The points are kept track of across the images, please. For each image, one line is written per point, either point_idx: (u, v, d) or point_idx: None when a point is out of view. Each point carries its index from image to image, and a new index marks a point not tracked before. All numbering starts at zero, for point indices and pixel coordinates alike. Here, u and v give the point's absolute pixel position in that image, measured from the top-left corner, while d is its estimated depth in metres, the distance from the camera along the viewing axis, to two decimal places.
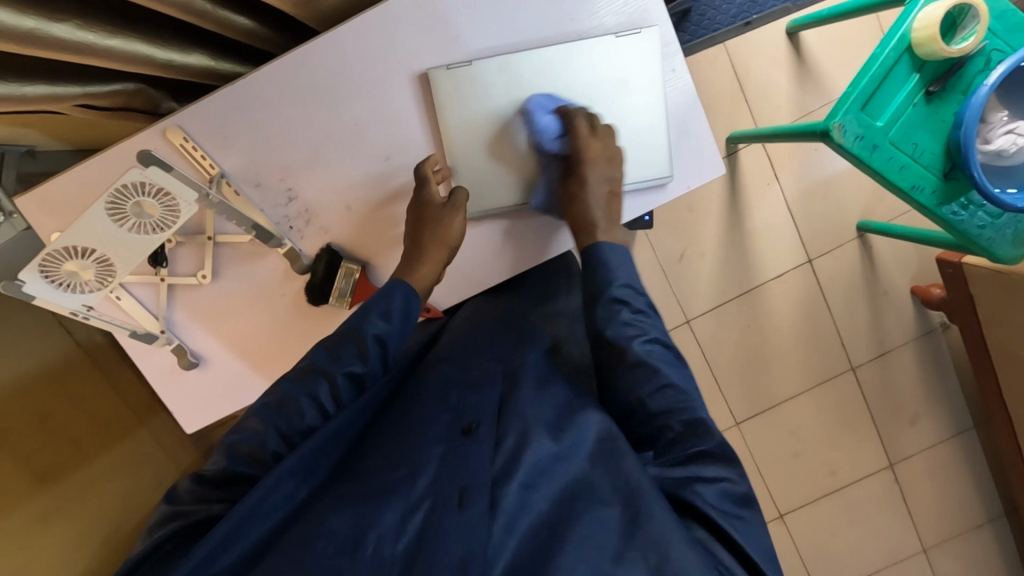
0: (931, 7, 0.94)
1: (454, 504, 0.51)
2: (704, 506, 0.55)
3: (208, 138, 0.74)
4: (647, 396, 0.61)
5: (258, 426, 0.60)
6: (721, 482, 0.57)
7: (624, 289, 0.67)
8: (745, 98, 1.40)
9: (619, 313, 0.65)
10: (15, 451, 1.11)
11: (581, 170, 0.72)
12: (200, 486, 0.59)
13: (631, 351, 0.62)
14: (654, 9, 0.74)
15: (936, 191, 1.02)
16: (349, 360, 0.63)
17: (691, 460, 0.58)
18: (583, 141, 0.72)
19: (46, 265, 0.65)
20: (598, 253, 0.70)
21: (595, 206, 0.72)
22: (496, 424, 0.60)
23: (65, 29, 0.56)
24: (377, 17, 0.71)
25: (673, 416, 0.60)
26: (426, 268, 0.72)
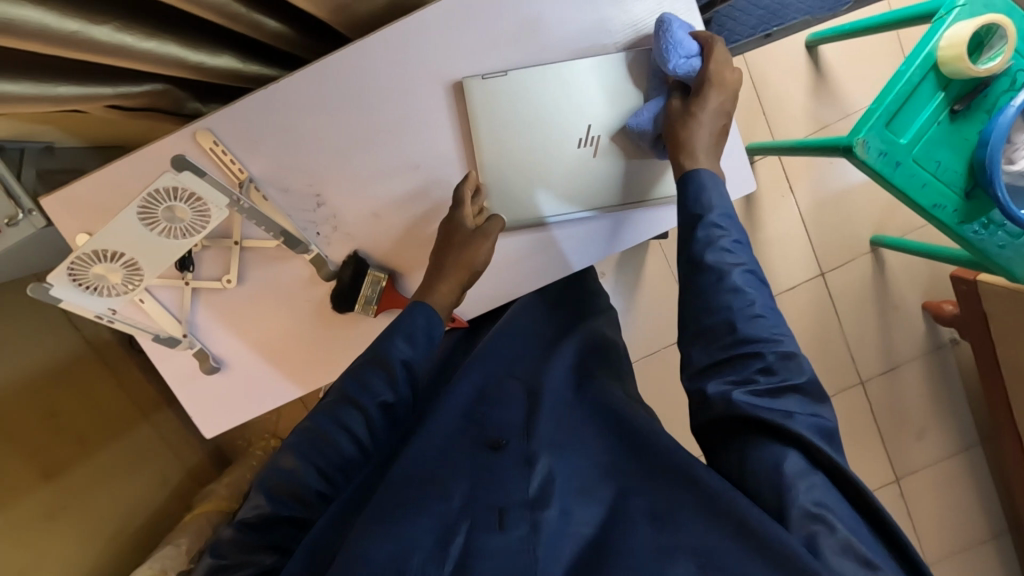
0: (960, 26, 0.93)
1: (496, 524, 0.51)
2: (805, 433, 0.54)
3: (237, 142, 0.73)
4: (742, 325, 0.58)
5: (295, 464, 0.59)
6: (812, 415, 0.57)
7: (723, 216, 0.64)
8: (761, 109, 1.40)
9: (718, 238, 0.63)
10: (21, 447, 1.11)
11: (703, 94, 0.69)
12: (241, 532, 0.57)
13: (730, 277, 0.60)
14: (690, 23, 0.74)
15: (958, 210, 1.01)
16: (379, 390, 0.62)
17: (782, 391, 0.57)
18: (715, 68, 0.69)
19: (74, 268, 0.64)
20: (698, 179, 0.66)
21: (704, 135, 0.68)
22: (527, 439, 0.59)
23: (105, 32, 0.55)
24: (412, 24, 0.71)
25: (770, 347, 0.58)
26: (445, 285, 0.71)
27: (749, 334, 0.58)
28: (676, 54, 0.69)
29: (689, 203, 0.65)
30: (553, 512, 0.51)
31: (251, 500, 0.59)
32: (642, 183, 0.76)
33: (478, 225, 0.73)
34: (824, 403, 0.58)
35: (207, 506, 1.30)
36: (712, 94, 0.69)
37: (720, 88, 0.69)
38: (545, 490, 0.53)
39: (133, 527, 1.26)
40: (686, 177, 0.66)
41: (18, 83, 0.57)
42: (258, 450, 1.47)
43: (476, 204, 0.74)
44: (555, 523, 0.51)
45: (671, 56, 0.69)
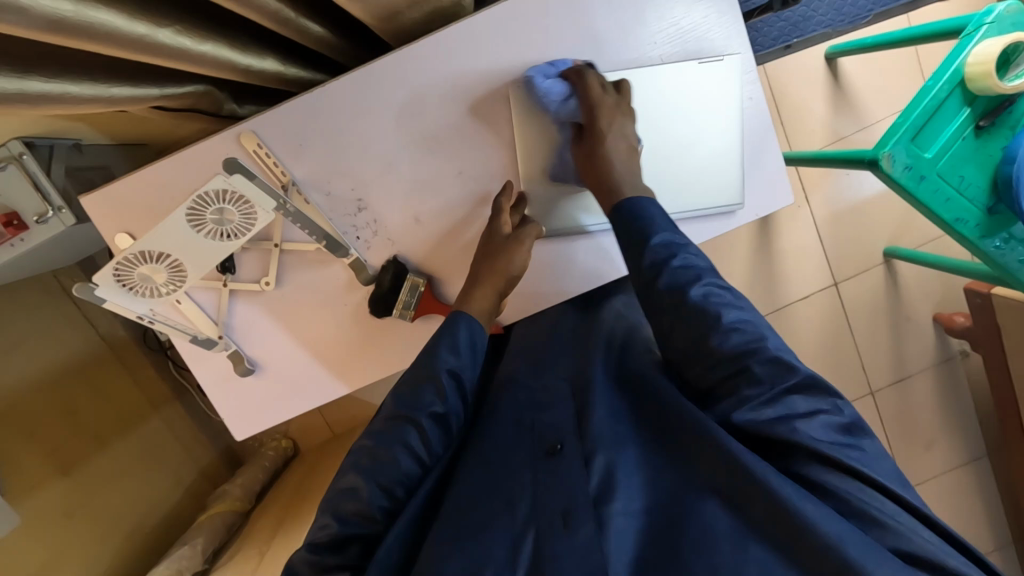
0: (988, 43, 0.94)
1: (562, 526, 0.52)
2: (811, 441, 0.51)
3: (281, 146, 0.73)
4: (716, 341, 0.57)
5: (358, 484, 0.59)
6: (819, 413, 0.53)
7: (668, 238, 0.63)
8: (780, 121, 1.41)
9: (670, 261, 0.61)
10: (42, 443, 1.10)
11: (597, 127, 0.69)
12: (318, 554, 0.56)
13: (686, 299, 0.59)
14: (735, 37, 0.74)
15: (980, 225, 1.02)
16: (429, 401, 0.63)
17: (780, 397, 0.54)
18: (596, 99, 0.69)
19: (120, 269, 0.65)
20: (635, 207, 0.66)
21: None
22: (582, 440, 0.59)
23: (168, 35, 0.55)
24: (461, 32, 0.71)
25: (752, 357, 0.55)
26: (479, 293, 0.72)
27: (724, 350, 0.56)
28: (551, 101, 0.71)
29: (632, 232, 0.65)
30: (617, 509, 0.53)
31: (318, 522, 0.59)
32: (684, 194, 0.77)
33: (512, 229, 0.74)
34: (832, 397, 0.54)
35: (222, 506, 1.30)
36: (606, 126, 0.69)
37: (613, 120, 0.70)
38: (607, 487, 0.54)
39: (146, 527, 1.24)
40: (622, 207, 0.66)
41: (78, 84, 0.57)
42: (270, 450, 1.46)
43: (514, 215, 0.75)
44: (619, 522, 0.52)
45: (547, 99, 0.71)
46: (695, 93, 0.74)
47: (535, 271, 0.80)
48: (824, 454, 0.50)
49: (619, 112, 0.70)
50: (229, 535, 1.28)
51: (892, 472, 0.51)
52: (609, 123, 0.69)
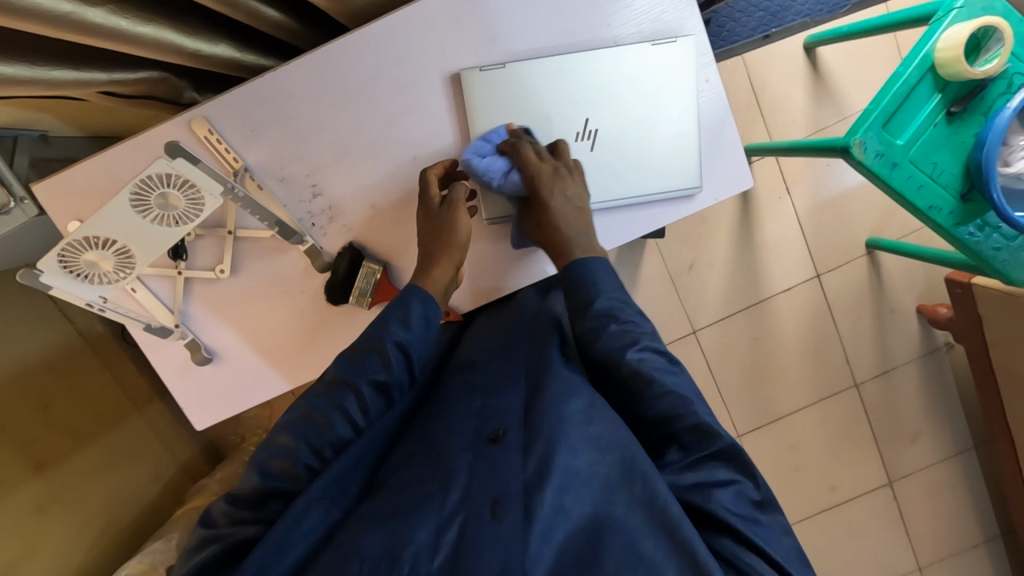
0: (957, 28, 0.88)
1: (488, 515, 0.53)
2: (719, 510, 0.57)
3: (233, 131, 0.73)
4: (647, 405, 0.63)
5: (288, 441, 0.61)
6: (734, 484, 0.59)
7: (608, 304, 0.67)
8: (760, 110, 1.36)
9: (608, 326, 0.66)
10: (13, 438, 1.09)
11: (539, 195, 0.71)
12: (234, 506, 0.60)
13: (624, 361, 0.64)
14: (690, 19, 0.75)
15: (954, 212, 0.95)
16: (372, 369, 0.65)
17: (700, 463, 0.60)
18: (531, 167, 0.71)
19: (66, 256, 0.64)
20: (585, 267, 0.69)
21: (569, 222, 0.71)
22: (525, 431, 0.61)
23: (101, 14, 0.55)
24: (413, 15, 0.71)
25: (676, 421, 0.61)
26: (439, 271, 0.72)
27: (654, 413, 0.62)
28: (491, 175, 0.72)
29: (581, 291, 0.69)
30: (546, 499, 0.54)
31: (245, 475, 0.62)
32: (644, 177, 0.76)
33: (443, 199, 0.73)
34: (747, 469, 0.60)
35: (198, 501, 1.28)
36: (545, 191, 0.70)
37: (544, 185, 0.71)
38: (540, 473, 0.56)
39: (122, 523, 1.24)
40: (573, 267, 0.70)
41: (13, 65, 0.57)
42: (251, 446, 1.45)
43: (444, 180, 0.74)
44: (548, 512, 0.54)
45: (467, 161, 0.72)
46: (653, 77, 0.75)
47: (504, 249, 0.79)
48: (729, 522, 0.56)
49: (559, 178, 0.71)
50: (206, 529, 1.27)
51: (789, 550, 0.57)
52: (550, 190, 0.70)
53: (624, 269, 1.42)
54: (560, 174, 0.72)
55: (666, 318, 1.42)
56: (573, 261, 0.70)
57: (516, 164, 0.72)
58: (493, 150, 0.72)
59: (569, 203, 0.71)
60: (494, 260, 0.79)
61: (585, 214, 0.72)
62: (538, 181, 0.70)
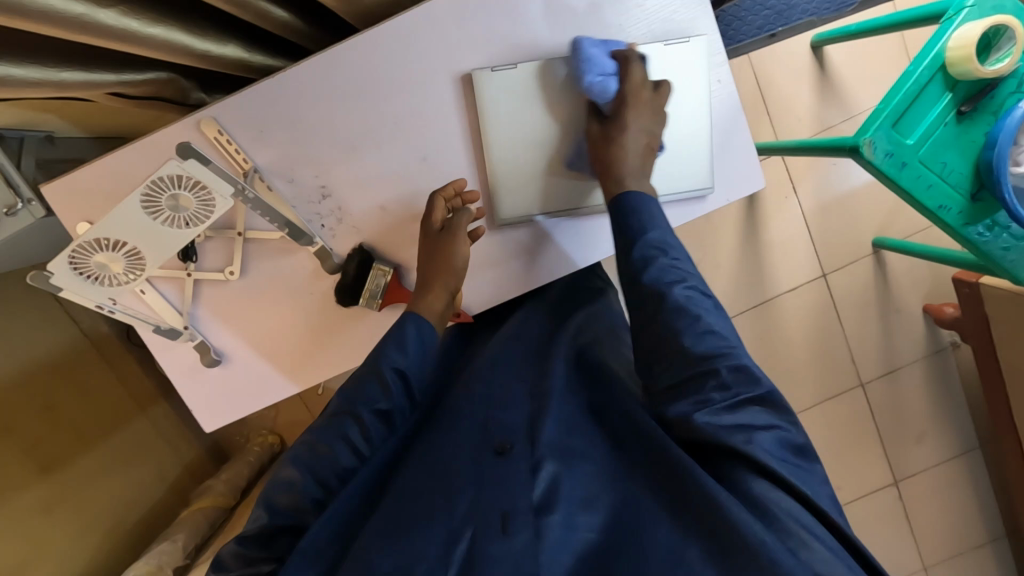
0: (968, 26, 0.87)
1: (498, 528, 0.54)
2: (761, 452, 0.53)
3: (242, 132, 0.73)
4: (688, 341, 0.58)
5: (294, 475, 0.62)
6: (774, 429, 0.56)
7: (661, 237, 0.66)
8: (766, 109, 1.35)
9: (657, 259, 0.64)
10: (18, 441, 1.08)
11: (622, 114, 0.70)
12: (244, 547, 0.60)
13: (669, 295, 0.61)
14: (702, 18, 0.74)
15: (963, 212, 0.94)
16: (373, 397, 0.65)
17: (739, 406, 0.56)
18: (633, 88, 0.70)
19: (76, 258, 0.64)
20: (627, 201, 0.68)
21: (630, 153, 0.70)
22: (531, 445, 0.61)
23: (110, 16, 0.55)
24: (424, 15, 0.71)
25: (720, 360, 0.57)
26: (433, 297, 0.72)
27: (696, 350, 0.58)
28: (590, 71, 0.70)
29: (628, 227, 0.67)
30: (556, 520, 0.54)
31: (253, 513, 0.63)
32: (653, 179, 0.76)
33: (445, 223, 0.73)
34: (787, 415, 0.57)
35: (205, 503, 1.28)
36: (631, 116, 0.70)
37: (639, 110, 0.70)
38: (549, 496, 0.56)
39: (127, 524, 1.23)
40: (625, 198, 0.68)
41: (21, 66, 0.57)
42: (255, 446, 1.43)
43: (450, 203, 0.74)
44: (557, 532, 0.54)
45: (586, 74, 0.70)
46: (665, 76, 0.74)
47: (511, 266, 0.79)
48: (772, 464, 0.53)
49: (646, 111, 0.71)
50: (213, 530, 1.27)
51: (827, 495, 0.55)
52: (635, 118, 0.70)
53: None
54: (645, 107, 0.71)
55: None
56: (622, 194, 0.69)
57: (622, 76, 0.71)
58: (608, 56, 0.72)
59: (639, 136, 0.70)
60: (503, 276, 0.79)
61: (637, 151, 0.70)
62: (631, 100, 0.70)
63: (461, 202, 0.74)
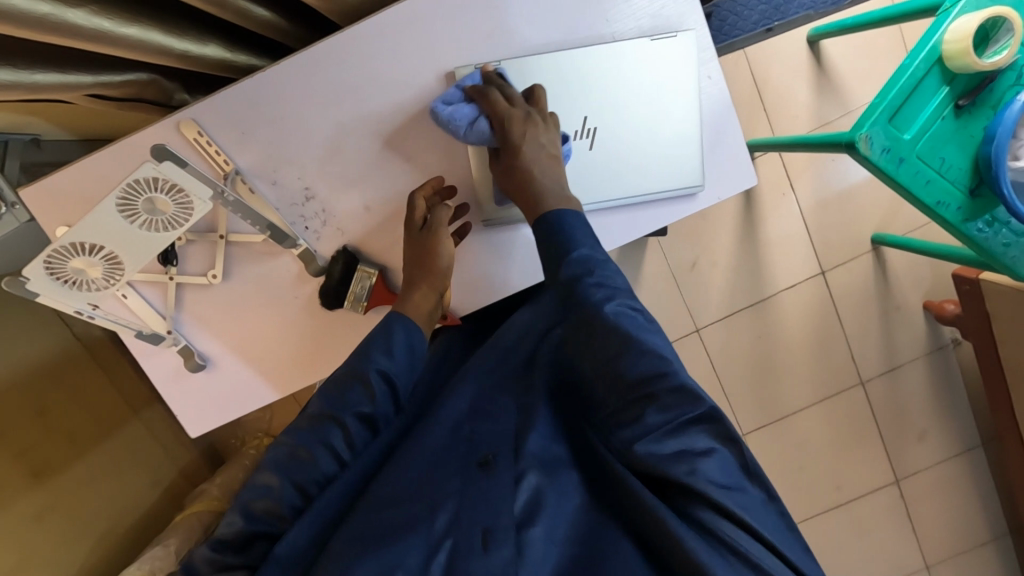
0: (965, 19, 0.85)
1: (479, 545, 0.54)
2: (702, 483, 0.51)
3: (223, 134, 0.72)
4: (626, 368, 0.56)
5: (272, 480, 0.60)
6: (717, 453, 0.53)
7: (588, 255, 0.62)
8: (763, 105, 1.33)
9: (587, 277, 0.60)
10: (11, 446, 1.07)
11: (511, 141, 0.67)
12: (219, 551, 0.58)
13: (598, 317, 0.58)
14: (690, 13, 0.73)
15: (962, 208, 0.93)
16: (357, 402, 0.64)
17: (681, 430, 0.54)
18: (503, 115, 0.67)
19: (52, 262, 0.63)
20: (560, 218, 0.64)
21: (541, 173, 0.67)
22: (514, 456, 0.59)
23: (82, 15, 0.53)
24: (405, 12, 0.70)
25: (657, 384, 0.54)
26: (421, 298, 0.72)
27: (631, 375, 0.55)
28: (461, 126, 0.68)
29: (555, 244, 0.63)
30: (536, 533, 0.53)
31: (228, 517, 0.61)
32: (642, 178, 0.75)
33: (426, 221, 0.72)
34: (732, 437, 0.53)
35: (199, 506, 1.26)
36: (525, 139, 0.67)
37: (530, 134, 0.67)
38: (531, 509, 0.55)
39: (119, 530, 1.22)
40: (546, 219, 0.64)
41: None
42: (251, 449, 1.42)
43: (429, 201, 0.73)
44: (537, 548, 0.53)
45: (460, 130, 0.68)
46: (654, 71, 0.73)
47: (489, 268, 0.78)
48: (712, 496, 0.50)
49: (530, 125, 0.67)
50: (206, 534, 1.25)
51: (775, 519, 0.52)
52: (521, 135, 0.67)
53: (626, 267, 1.40)
54: (532, 121, 0.68)
55: (668, 317, 1.40)
56: (548, 213, 0.65)
57: (484, 110, 0.68)
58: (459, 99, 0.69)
59: (541, 152, 0.67)
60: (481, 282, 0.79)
61: (547, 167, 0.67)
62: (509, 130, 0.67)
63: (433, 194, 0.74)
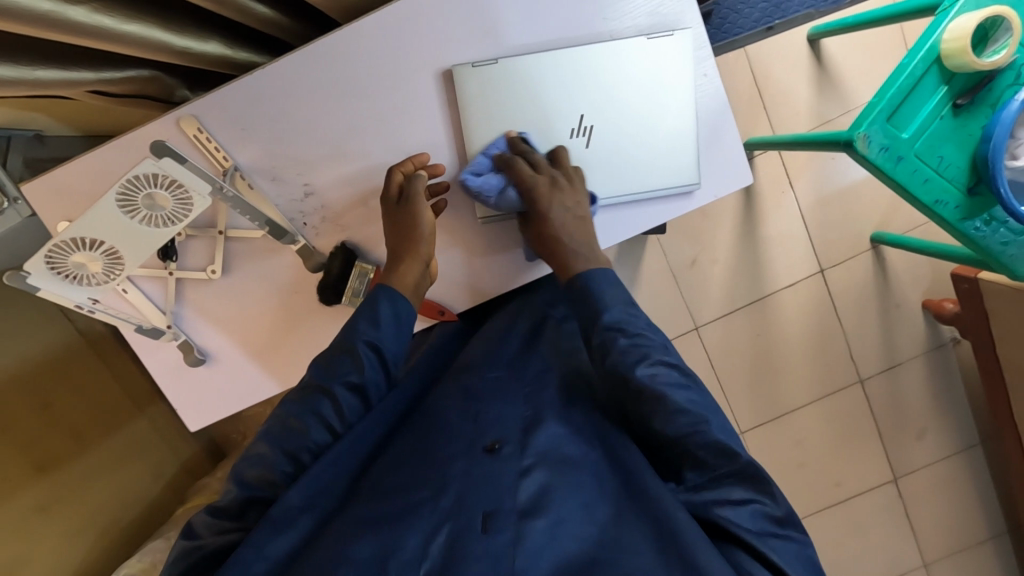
0: (964, 18, 0.85)
1: (480, 528, 0.54)
2: (737, 530, 0.55)
3: (223, 131, 0.72)
4: (659, 424, 0.60)
5: (265, 450, 0.62)
6: (750, 503, 0.57)
7: (617, 316, 0.67)
8: (763, 103, 1.33)
9: (617, 340, 0.65)
10: (15, 437, 1.08)
11: (539, 209, 0.71)
12: (217, 517, 0.61)
13: (633, 378, 0.61)
14: (688, 11, 0.73)
15: (960, 206, 0.93)
16: (345, 371, 0.66)
17: (718, 483, 0.58)
18: (529, 182, 0.71)
19: (53, 256, 0.63)
20: (590, 280, 0.70)
21: (567, 235, 0.72)
22: (522, 446, 0.61)
23: (82, 12, 0.54)
24: (403, 10, 0.70)
25: (694, 442, 0.58)
26: (408, 271, 0.72)
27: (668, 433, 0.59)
28: (489, 193, 0.72)
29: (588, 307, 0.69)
30: (541, 524, 0.54)
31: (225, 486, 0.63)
32: (640, 175, 0.75)
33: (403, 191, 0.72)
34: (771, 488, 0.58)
35: (199, 500, 1.26)
36: (551, 207, 0.71)
37: (552, 197, 0.71)
38: (538, 502, 0.56)
39: (120, 522, 1.23)
40: (581, 280, 0.70)
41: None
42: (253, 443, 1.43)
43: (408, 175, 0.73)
44: (541, 536, 0.53)
45: (486, 196, 0.72)
46: (651, 70, 0.73)
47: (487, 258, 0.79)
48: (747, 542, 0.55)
49: (557, 190, 0.71)
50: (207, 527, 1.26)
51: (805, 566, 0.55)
52: (549, 203, 0.71)
53: (626, 265, 1.40)
54: (558, 186, 0.72)
55: (668, 314, 1.41)
56: (576, 275, 0.71)
57: (511, 180, 0.72)
58: (488, 168, 0.73)
59: (565, 216, 0.71)
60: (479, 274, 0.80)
61: (574, 229, 0.72)
62: (533, 200, 0.71)
63: (415, 167, 0.73)
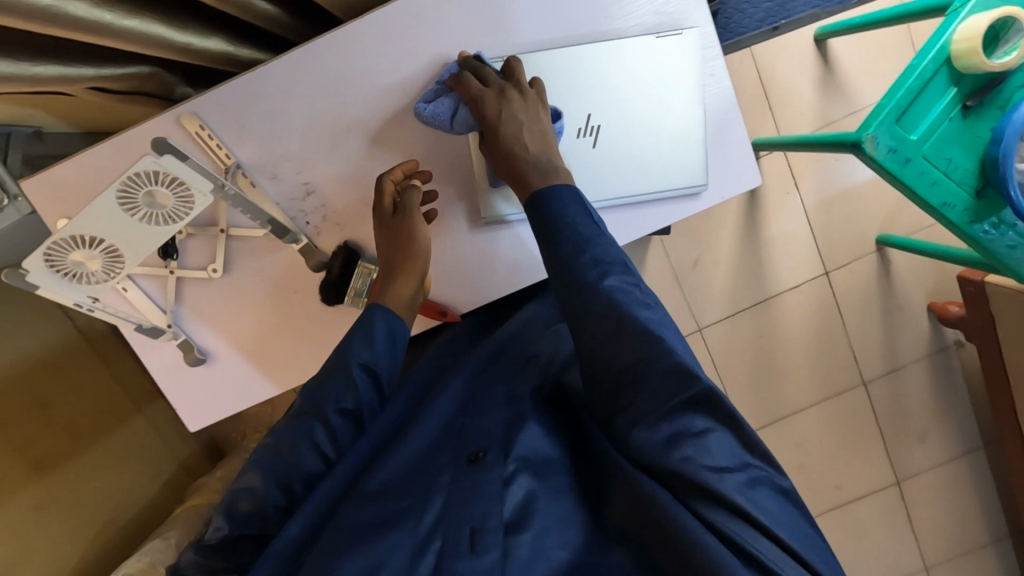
0: (974, 19, 0.84)
1: (467, 547, 0.51)
2: (695, 467, 0.50)
3: (224, 127, 0.71)
4: (615, 353, 0.56)
5: (255, 480, 0.61)
6: (712, 434, 0.52)
7: (579, 232, 0.61)
8: (768, 103, 1.32)
9: (579, 253, 0.60)
10: (12, 435, 1.08)
11: (490, 124, 0.66)
12: (203, 556, 0.60)
13: (600, 311, 0.57)
14: (695, 10, 0.72)
15: (968, 209, 0.92)
16: (339, 396, 0.64)
17: (677, 413, 0.53)
18: (477, 96, 0.66)
19: (51, 254, 0.63)
20: (550, 193, 0.63)
21: (525, 145, 0.66)
22: (504, 454, 0.59)
23: (82, 7, 0.53)
24: (407, 6, 0.69)
25: (651, 368, 0.54)
26: (404, 285, 0.71)
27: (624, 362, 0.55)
28: (441, 120, 0.68)
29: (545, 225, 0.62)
30: (525, 539, 0.53)
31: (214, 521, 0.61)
32: (645, 175, 0.74)
33: (397, 204, 0.72)
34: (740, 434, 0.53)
35: (197, 500, 1.26)
36: (504, 117, 0.66)
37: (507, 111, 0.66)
38: (522, 514, 0.55)
39: (116, 522, 1.21)
40: (538, 198, 0.63)
41: None
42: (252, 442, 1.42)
43: (399, 188, 0.72)
44: (525, 553, 0.52)
45: (437, 120, 0.68)
46: (657, 69, 0.72)
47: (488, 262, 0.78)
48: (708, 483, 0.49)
49: (506, 100, 0.66)
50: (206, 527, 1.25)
51: (777, 506, 0.50)
52: (496, 112, 0.66)
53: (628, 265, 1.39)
54: (507, 96, 0.67)
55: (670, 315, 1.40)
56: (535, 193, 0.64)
57: (461, 98, 0.68)
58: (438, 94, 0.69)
59: (522, 128, 0.66)
60: (481, 278, 0.79)
61: (533, 141, 0.66)
62: (484, 114, 0.66)
63: (405, 176, 0.73)
